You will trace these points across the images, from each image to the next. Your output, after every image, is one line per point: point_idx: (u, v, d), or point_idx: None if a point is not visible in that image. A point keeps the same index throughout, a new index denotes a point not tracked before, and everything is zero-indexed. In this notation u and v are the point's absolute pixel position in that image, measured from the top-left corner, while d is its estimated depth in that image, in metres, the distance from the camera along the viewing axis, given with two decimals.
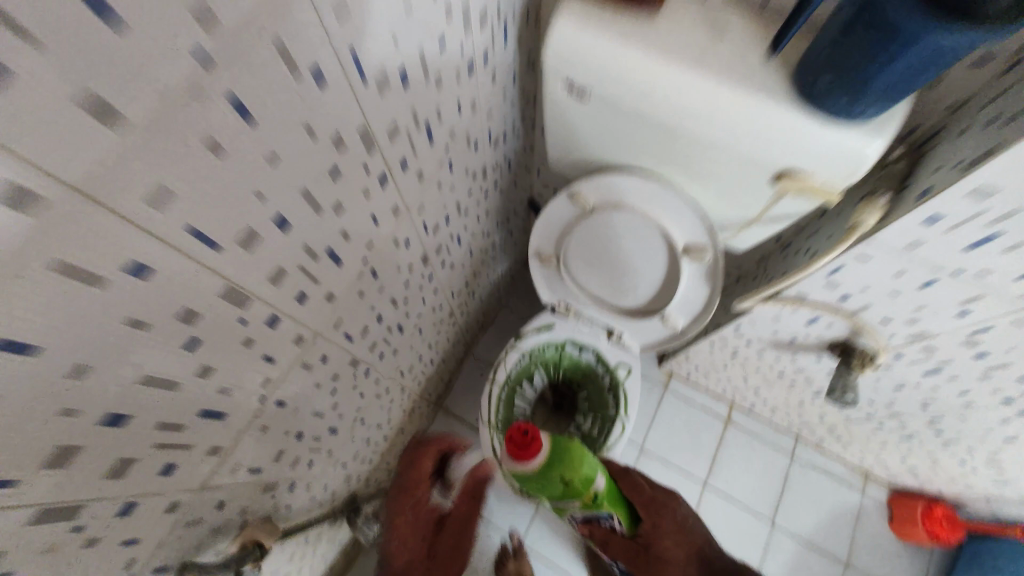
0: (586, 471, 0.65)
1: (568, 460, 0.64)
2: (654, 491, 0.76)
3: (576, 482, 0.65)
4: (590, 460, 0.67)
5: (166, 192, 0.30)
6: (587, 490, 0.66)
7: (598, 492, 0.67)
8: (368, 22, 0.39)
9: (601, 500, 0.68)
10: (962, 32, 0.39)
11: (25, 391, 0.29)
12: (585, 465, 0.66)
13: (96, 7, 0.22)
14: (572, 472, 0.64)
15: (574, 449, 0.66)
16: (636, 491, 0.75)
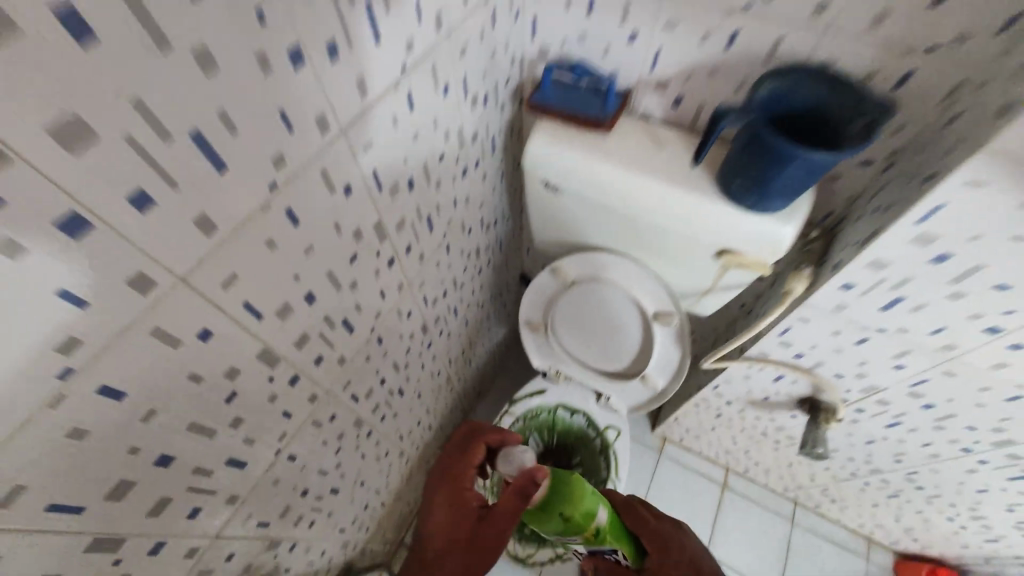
0: (588, 505, 0.61)
1: (569, 496, 0.60)
2: (661, 525, 0.65)
3: (576, 518, 0.60)
4: (590, 491, 0.62)
5: (232, 276, 0.40)
6: (588, 525, 0.61)
7: (600, 527, 0.61)
8: (385, 151, 0.52)
9: (604, 535, 0.62)
10: (821, 156, 0.49)
11: (107, 427, 0.36)
12: (585, 500, 0.61)
13: (215, 161, 0.35)
14: (572, 509, 0.60)
15: (575, 483, 0.61)
16: (641, 524, 0.65)
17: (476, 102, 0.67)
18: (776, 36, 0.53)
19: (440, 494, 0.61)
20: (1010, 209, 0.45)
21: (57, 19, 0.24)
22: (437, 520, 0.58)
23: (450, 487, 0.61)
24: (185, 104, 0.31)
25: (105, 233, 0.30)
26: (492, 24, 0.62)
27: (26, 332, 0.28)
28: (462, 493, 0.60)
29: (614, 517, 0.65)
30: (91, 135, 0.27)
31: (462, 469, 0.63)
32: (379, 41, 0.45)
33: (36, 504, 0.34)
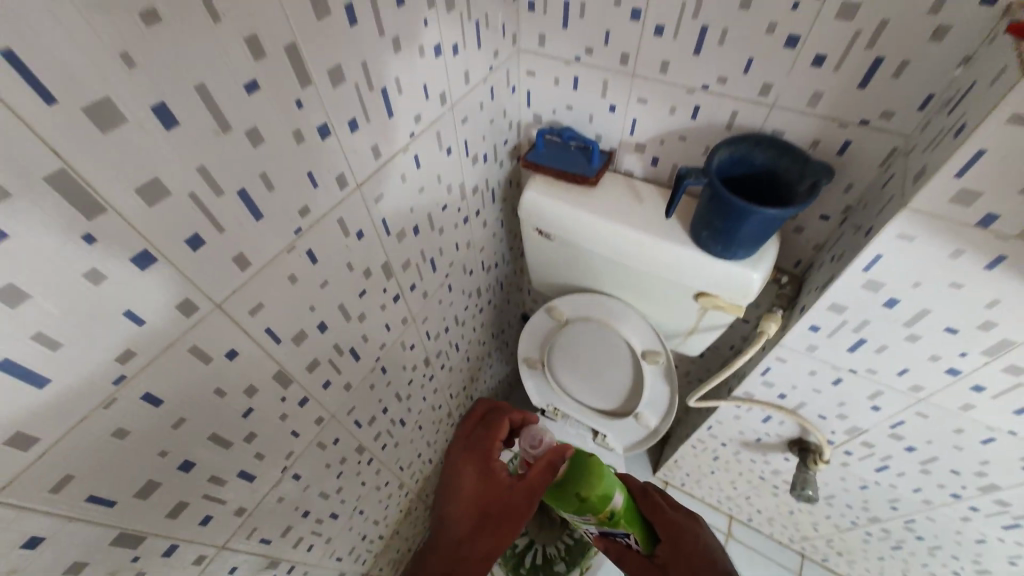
0: (603, 489, 0.65)
1: (586, 479, 0.65)
2: (675, 515, 0.71)
3: (592, 500, 0.65)
4: (608, 476, 0.67)
5: (258, 304, 0.48)
6: (604, 507, 0.66)
7: (614, 510, 0.66)
8: (394, 203, 0.61)
9: (616, 518, 0.67)
10: (773, 213, 0.56)
11: (145, 429, 0.42)
12: (601, 483, 0.65)
13: (252, 210, 0.43)
14: (589, 490, 0.64)
15: (594, 466, 0.66)
16: (656, 512, 0.71)
17: (476, 160, 0.76)
18: (732, 110, 0.63)
19: (469, 467, 0.67)
20: (942, 259, 0.50)
21: (150, 111, 0.33)
22: (470, 489, 0.64)
23: (476, 460, 0.68)
24: (233, 168, 0.40)
25: (164, 266, 0.38)
26: (491, 97, 0.72)
27: (95, 342, 0.36)
28: (490, 465, 0.66)
29: (629, 503, 0.69)
30: (164, 191, 0.36)
31: (487, 445, 0.70)
32: (393, 115, 0.54)
33: (80, 494, 0.40)
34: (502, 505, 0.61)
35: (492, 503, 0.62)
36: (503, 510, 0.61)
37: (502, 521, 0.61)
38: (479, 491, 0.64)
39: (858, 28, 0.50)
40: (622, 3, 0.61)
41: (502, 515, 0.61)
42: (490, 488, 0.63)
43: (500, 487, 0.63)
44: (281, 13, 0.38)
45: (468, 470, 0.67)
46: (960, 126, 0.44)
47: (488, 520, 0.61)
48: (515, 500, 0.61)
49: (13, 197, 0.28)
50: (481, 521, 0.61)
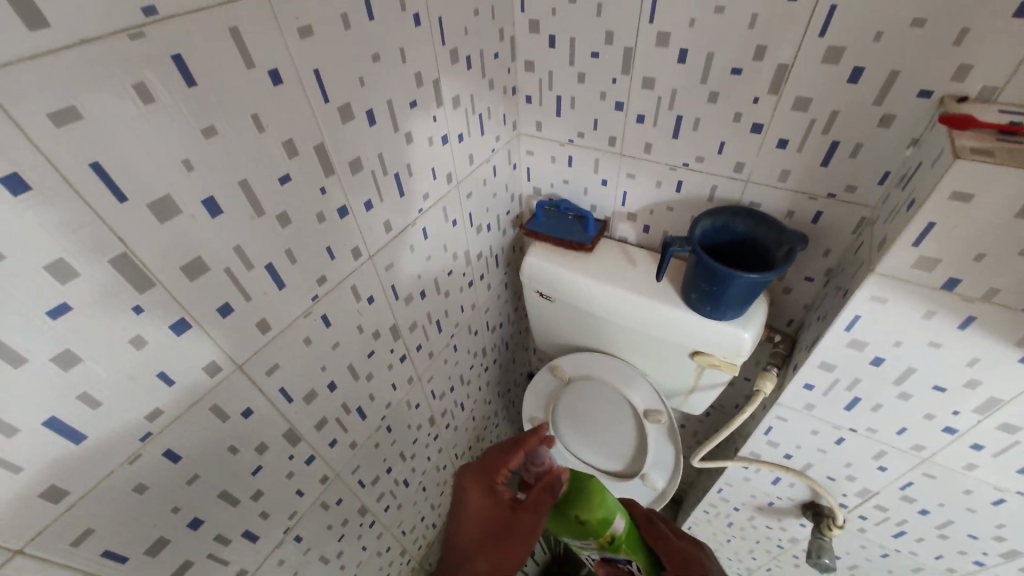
0: (605, 510, 0.52)
1: (586, 499, 0.52)
2: (684, 544, 0.55)
3: (592, 524, 0.52)
4: (610, 495, 0.54)
5: (274, 365, 0.52)
6: (605, 533, 0.52)
7: (616, 537, 0.52)
8: (402, 270, 0.67)
9: (618, 545, 0.53)
10: (751, 277, 0.60)
11: (161, 486, 0.45)
12: (603, 505, 0.52)
13: (275, 281, 0.48)
14: (588, 513, 0.52)
15: (595, 483, 0.54)
16: (662, 540, 0.56)
17: (480, 229, 0.83)
18: (712, 184, 0.69)
19: (474, 485, 0.57)
20: (916, 319, 0.53)
21: (200, 203, 0.39)
22: (475, 510, 0.54)
23: (482, 479, 0.57)
24: (265, 247, 0.46)
25: (196, 332, 0.43)
26: (493, 173, 0.80)
27: (128, 401, 0.40)
28: (497, 483, 0.56)
29: (632, 527, 0.56)
30: (205, 269, 0.41)
31: (498, 463, 0.58)
32: (404, 194, 0.61)
33: (95, 549, 0.42)
34: (508, 524, 0.51)
35: (499, 521, 0.52)
36: (511, 527, 0.51)
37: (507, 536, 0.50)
38: (487, 512, 0.54)
39: (813, 118, 0.57)
40: (606, 97, 0.70)
41: (509, 528, 0.50)
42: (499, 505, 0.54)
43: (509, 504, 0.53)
44: (313, 121, 0.46)
45: (475, 491, 0.56)
46: (910, 202, 0.49)
47: (495, 539, 0.50)
48: (523, 511, 0.52)
49: (82, 276, 0.34)
50: (488, 542, 0.50)
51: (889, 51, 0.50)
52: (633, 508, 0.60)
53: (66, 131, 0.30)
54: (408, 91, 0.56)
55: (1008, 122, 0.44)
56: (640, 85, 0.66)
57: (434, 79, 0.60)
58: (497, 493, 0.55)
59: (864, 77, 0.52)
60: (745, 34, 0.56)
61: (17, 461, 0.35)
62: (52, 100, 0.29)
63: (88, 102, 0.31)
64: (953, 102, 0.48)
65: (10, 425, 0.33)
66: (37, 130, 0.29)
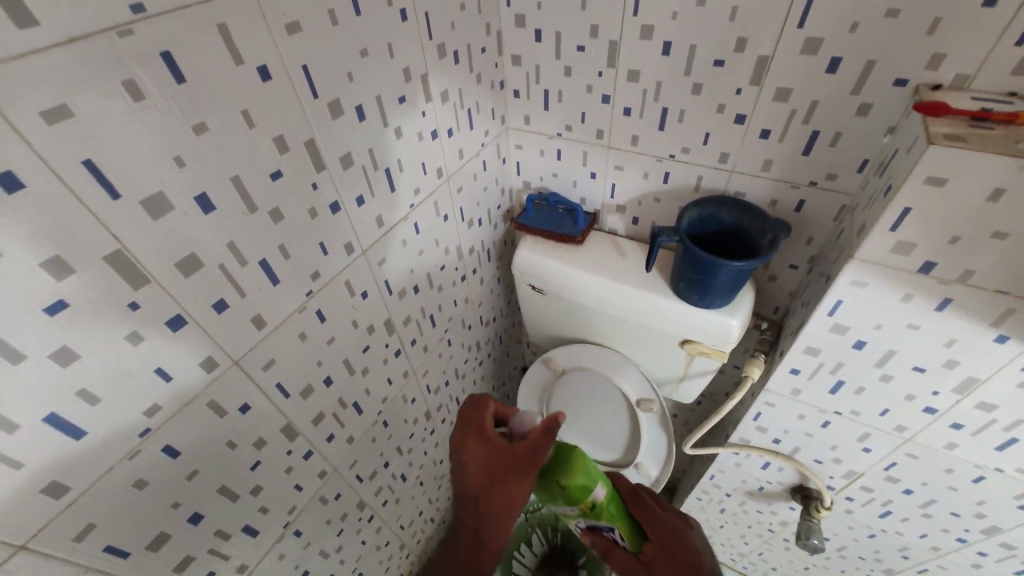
0: (585, 477, 0.55)
1: (567, 465, 0.54)
2: (667, 516, 0.58)
3: (571, 489, 0.54)
4: (591, 464, 0.57)
5: (270, 360, 0.52)
6: (584, 499, 0.55)
7: (596, 504, 0.55)
8: (395, 265, 0.68)
9: (599, 511, 0.56)
10: (735, 264, 0.62)
11: (161, 482, 0.46)
12: (584, 473, 0.55)
13: (269, 277, 0.49)
14: (569, 478, 0.54)
15: (578, 454, 0.56)
16: (646, 512, 0.59)
17: (472, 224, 0.84)
18: (698, 175, 0.71)
19: (464, 439, 0.53)
20: (896, 302, 0.55)
21: (192, 199, 0.40)
22: (474, 467, 0.51)
23: (472, 430, 0.54)
24: (257, 243, 0.46)
25: (193, 328, 0.43)
26: (483, 168, 0.81)
27: (126, 397, 0.40)
28: (488, 432, 0.53)
29: (616, 497, 0.59)
30: (200, 266, 0.42)
31: (478, 421, 0.54)
32: (395, 189, 0.62)
33: (96, 545, 0.43)
34: (510, 474, 0.50)
35: (500, 472, 0.50)
36: (509, 478, 0.50)
37: (513, 485, 0.50)
38: (484, 464, 0.51)
39: (793, 108, 0.59)
40: (593, 90, 0.71)
41: (508, 479, 0.50)
42: (495, 458, 0.51)
43: (504, 455, 0.51)
44: (303, 117, 0.47)
45: (468, 446, 0.53)
46: (888, 188, 0.50)
47: (499, 490, 0.50)
48: (519, 459, 0.51)
49: (78, 273, 0.34)
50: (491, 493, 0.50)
51: (865, 41, 0.51)
52: (618, 478, 0.63)
53: (58, 130, 0.31)
54: (396, 86, 0.57)
55: (979, 109, 0.46)
56: (626, 78, 0.67)
57: (422, 74, 0.60)
58: (490, 443, 0.52)
59: (842, 67, 0.53)
60: (726, 26, 0.57)
61: (17, 457, 0.35)
62: (43, 98, 0.30)
63: (79, 101, 0.31)
64: (927, 90, 0.50)
65: (10, 421, 0.34)
66: (30, 129, 0.30)
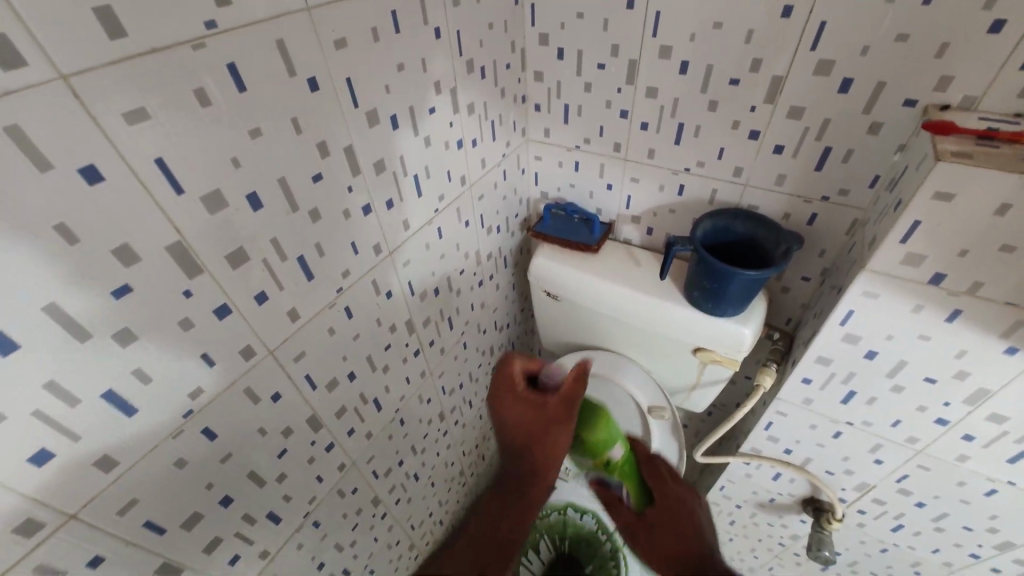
0: (604, 434, 0.66)
1: (592, 422, 0.67)
2: (680, 487, 0.55)
3: (592, 442, 0.66)
4: (613, 427, 0.68)
5: (302, 353, 0.55)
6: (598, 454, 0.66)
7: (610, 460, 0.64)
8: (418, 267, 0.70)
9: (611, 467, 0.64)
10: (748, 274, 0.63)
11: (198, 462, 0.48)
12: (605, 431, 0.67)
13: (306, 273, 0.52)
14: (591, 432, 0.66)
15: (603, 415, 0.68)
16: (657, 479, 0.56)
17: (491, 230, 0.87)
18: (712, 188, 0.73)
19: (498, 397, 0.54)
20: (908, 313, 0.56)
21: (244, 197, 0.43)
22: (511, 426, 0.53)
23: (501, 387, 0.54)
24: (296, 240, 0.50)
25: (236, 317, 0.46)
26: (503, 177, 0.84)
27: (174, 378, 0.43)
28: (519, 388, 0.54)
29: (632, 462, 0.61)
30: (246, 259, 0.45)
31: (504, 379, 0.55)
32: (421, 195, 0.65)
33: (136, 520, 0.45)
34: (546, 428, 0.52)
35: (537, 430, 0.52)
36: (547, 431, 0.52)
37: (552, 440, 0.52)
38: (519, 421, 0.53)
39: (806, 125, 0.61)
40: (612, 105, 0.74)
41: (547, 433, 0.52)
42: (532, 413, 0.52)
43: (540, 409, 0.52)
44: (344, 125, 0.50)
45: (501, 401, 0.54)
46: (898, 202, 0.52)
47: (539, 446, 0.52)
48: (554, 413, 0.52)
49: (142, 259, 0.38)
50: (531, 449, 0.52)
51: (875, 64, 0.53)
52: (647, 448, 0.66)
53: (136, 130, 0.34)
54: (427, 98, 0.60)
55: (985, 128, 0.48)
56: (644, 94, 0.70)
57: (452, 87, 0.64)
58: (524, 399, 0.53)
59: (853, 87, 0.56)
60: (741, 48, 0.60)
61: (76, 429, 0.38)
62: (127, 101, 0.33)
63: (156, 107, 0.35)
64: (936, 111, 0.52)
65: (73, 395, 0.37)
66: (112, 126, 0.33)
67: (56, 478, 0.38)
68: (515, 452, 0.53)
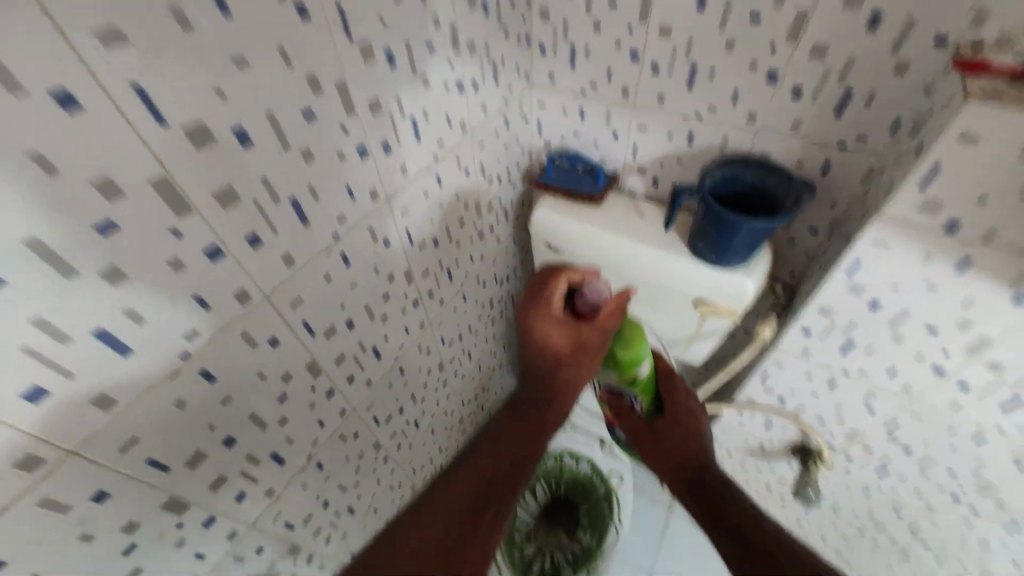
0: (635, 352, 0.66)
1: (624, 339, 0.67)
2: (690, 403, 0.70)
3: (623, 359, 0.66)
4: (644, 345, 0.68)
5: (299, 300, 0.55)
6: (630, 369, 0.67)
7: (636, 376, 0.67)
8: (416, 215, 0.68)
9: (636, 383, 0.68)
10: (755, 223, 0.62)
11: (198, 404, 0.49)
12: (635, 349, 0.67)
13: (300, 217, 0.50)
14: (622, 349, 0.66)
15: (634, 333, 0.68)
16: (671, 395, 0.70)
17: (492, 180, 0.84)
18: (723, 136, 0.70)
19: (540, 321, 0.67)
20: (916, 263, 0.55)
21: (230, 133, 0.41)
22: (552, 342, 0.67)
23: (544, 313, 0.68)
24: (289, 181, 0.47)
25: (228, 260, 0.45)
26: (505, 124, 0.80)
27: (167, 320, 0.42)
28: (557, 315, 0.68)
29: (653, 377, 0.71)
30: (235, 199, 0.43)
31: (548, 302, 0.69)
32: (419, 139, 0.62)
33: (140, 458, 0.46)
34: (584, 346, 0.66)
35: (576, 347, 0.66)
36: (583, 354, 0.66)
37: (587, 359, 0.66)
38: (560, 338, 0.66)
39: (828, 65, 0.57)
40: (622, 45, 0.69)
41: (579, 352, 0.66)
42: (568, 337, 0.66)
43: (576, 333, 0.66)
44: (336, 57, 0.47)
45: (545, 323, 0.67)
46: (920, 149, 0.50)
47: (576, 360, 0.66)
48: (588, 338, 0.66)
49: (126, 196, 0.36)
50: (567, 363, 0.66)
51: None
52: (659, 360, 0.74)
53: (110, 52, 0.32)
54: (424, 31, 0.56)
55: (1019, 65, 0.44)
56: (657, 33, 0.65)
57: (451, 21, 0.59)
58: (565, 325, 0.67)
59: (884, 23, 0.52)
60: None
61: (71, 368, 0.38)
62: (98, 18, 0.30)
63: (131, 29, 0.32)
64: (968, 49, 0.48)
65: (65, 333, 0.36)
66: (84, 47, 0.30)
67: (55, 415, 0.38)
68: (547, 367, 0.67)
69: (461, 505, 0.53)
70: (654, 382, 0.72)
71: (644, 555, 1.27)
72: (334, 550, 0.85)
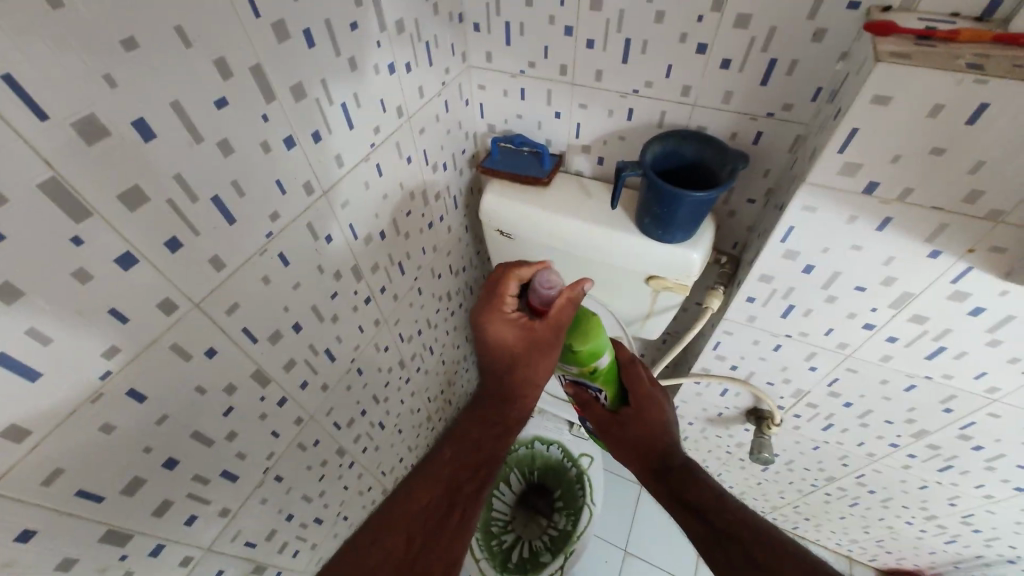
0: (594, 345, 0.64)
1: (582, 332, 0.64)
2: (654, 390, 0.69)
3: (582, 353, 0.64)
4: (603, 336, 0.66)
5: (235, 305, 0.51)
6: (590, 362, 0.66)
7: (596, 368, 0.66)
8: (358, 209, 0.66)
9: (597, 375, 0.67)
10: (695, 196, 0.63)
11: (129, 426, 0.45)
12: (595, 340, 0.64)
13: (226, 217, 0.47)
14: (581, 343, 0.64)
15: (592, 323, 0.65)
16: (634, 385, 0.69)
17: (436, 168, 0.82)
18: (661, 110, 0.71)
19: (492, 320, 0.65)
20: (842, 224, 0.58)
21: (130, 125, 0.37)
22: (504, 341, 0.64)
23: (495, 311, 0.65)
24: (208, 177, 0.44)
25: (145, 267, 0.42)
26: (445, 109, 0.78)
27: (81, 337, 0.39)
28: (510, 312, 0.64)
29: (614, 366, 0.70)
30: (145, 199, 0.40)
31: (500, 299, 0.65)
32: (353, 127, 0.59)
33: (65, 489, 0.42)
34: (537, 344, 0.62)
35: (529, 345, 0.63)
36: (535, 352, 0.63)
37: (541, 357, 0.63)
38: (510, 338, 0.64)
39: (751, 34, 0.59)
40: (555, 22, 0.69)
41: (532, 349, 0.63)
42: (520, 335, 0.63)
43: (528, 331, 0.63)
44: (246, 39, 0.43)
45: (497, 322, 0.64)
46: (838, 111, 0.52)
47: (529, 359, 0.63)
48: (542, 335, 0.62)
49: (11, 201, 0.32)
50: (521, 361, 0.63)
51: None
52: (620, 349, 0.72)
53: None
54: (346, 10, 0.53)
55: (925, 27, 0.47)
56: (588, 8, 0.65)
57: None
58: (517, 323, 0.63)
59: None
60: None
61: None
62: None
63: None
64: (878, 12, 0.50)
65: None
66: None
67: None
68: (502, 365, 0.65)
69: (429, 508, 0.54)
70: (618, 371, 0.70)
71: (619, 532, 1.30)
72: (304, 561, 0.82)
